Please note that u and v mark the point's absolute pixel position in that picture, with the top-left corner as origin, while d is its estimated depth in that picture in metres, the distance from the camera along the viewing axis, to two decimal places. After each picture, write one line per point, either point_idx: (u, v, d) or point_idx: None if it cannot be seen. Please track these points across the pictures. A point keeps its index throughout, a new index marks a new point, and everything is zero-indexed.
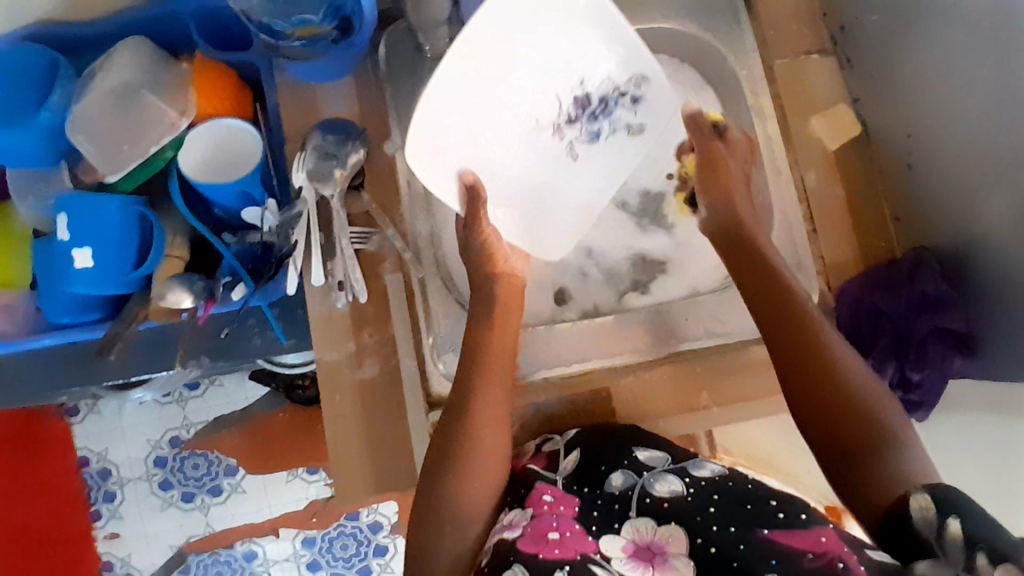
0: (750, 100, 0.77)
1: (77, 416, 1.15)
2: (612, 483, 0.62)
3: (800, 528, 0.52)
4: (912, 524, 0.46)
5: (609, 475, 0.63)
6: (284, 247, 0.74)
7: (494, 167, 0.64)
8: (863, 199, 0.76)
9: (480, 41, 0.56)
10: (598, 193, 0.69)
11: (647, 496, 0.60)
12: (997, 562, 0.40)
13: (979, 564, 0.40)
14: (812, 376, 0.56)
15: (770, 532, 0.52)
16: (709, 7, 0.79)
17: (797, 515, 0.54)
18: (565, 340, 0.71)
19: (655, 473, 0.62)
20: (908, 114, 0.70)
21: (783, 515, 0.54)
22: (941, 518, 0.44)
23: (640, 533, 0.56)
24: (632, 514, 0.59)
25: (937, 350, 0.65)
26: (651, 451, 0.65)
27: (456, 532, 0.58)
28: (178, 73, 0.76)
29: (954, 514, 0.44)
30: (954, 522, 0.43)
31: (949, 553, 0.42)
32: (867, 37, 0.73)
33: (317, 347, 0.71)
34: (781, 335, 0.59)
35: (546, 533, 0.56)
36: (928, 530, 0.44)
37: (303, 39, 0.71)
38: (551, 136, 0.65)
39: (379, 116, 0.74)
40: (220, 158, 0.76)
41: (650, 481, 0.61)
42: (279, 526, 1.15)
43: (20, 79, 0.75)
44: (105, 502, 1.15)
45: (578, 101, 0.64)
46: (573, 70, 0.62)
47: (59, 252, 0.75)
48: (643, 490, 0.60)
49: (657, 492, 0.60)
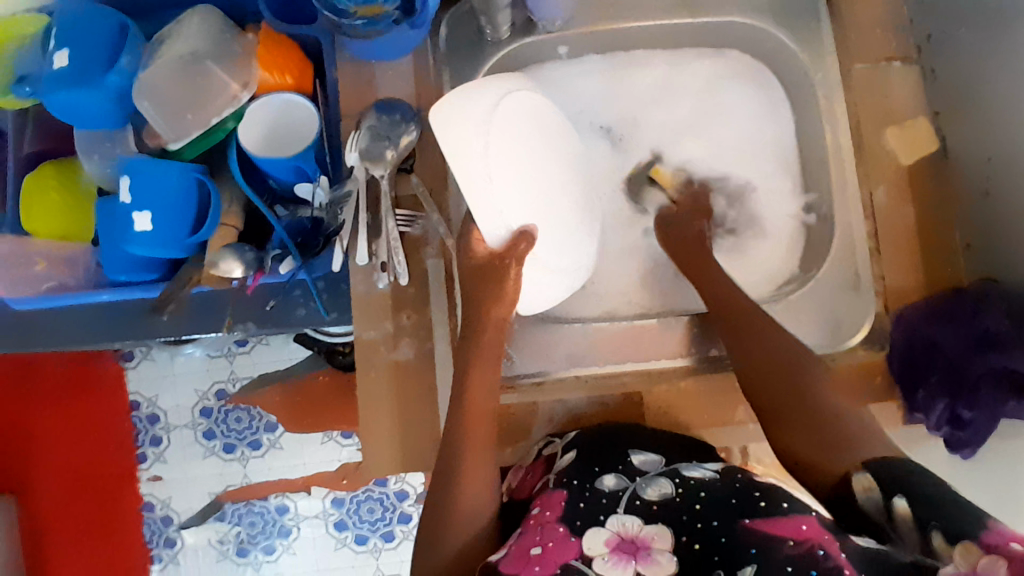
0: (821, 104, 0.73)
1: (131, 361, 1.21)
2: (605, 482, 0.60)
3: (780, 516, 0.51)
4: (857, 503, 0.52)
5: (602, 475, 0.60)
6: (332, 226, 0.77)
7: (537, 215, 0.61)
8: (935, 219, 0.71)
9: (546, 67, 0.78)
10: (578, 263, 0.68)
11: (637, 499, 0.57)
12: (950, 539, 0.45)
13: (934, 542, 0.46)
14: (783, 395, 0.59)
15: (751, 522, 0.52)
16: (788, 1, 0.75)
17: (778, 503, 0.53)
18: (599, 343, 0.71)
19: (647, 478, 0.59)
20: (994, 135, 0.65)
21: (765, 504, 0.53)
22: (889, 499, 0.50)
23: (625, 528, 0.55)
24: (619, 510, 0.56)
25: (989, 394, 0.60)
26: (646, 455, 0.63)
27: (468, 505, 0.59)
28: (245, 44, 0.77)
29: (899, 493, 0.49)
30: (899, 501, 0.49)
31: (903, 533, 0.48)
32: (958, 46, 0.68)
33: (358, 322, 0.71)
34: (757, 352, 0.61)
35: (527, 552, 0.53)
36: (879, 511, 0.50)
37: (364, 18, 0.70)
38: (574, 182, 0.67)
39: (435, 98, 0.74)
40: (277, 133, 0.78)
41: (642, 484, 0.59)
42: (311, 484, 1.19)
43: (88, 39, 0.77)
44: (152, 446, 1.21)
45: (609, 131, 0.77)
46: (617, 101, 0.78)
47: (120, 213, 0.78)
48: (634, 492, 0.58)
49: (647, 496, 0.57)
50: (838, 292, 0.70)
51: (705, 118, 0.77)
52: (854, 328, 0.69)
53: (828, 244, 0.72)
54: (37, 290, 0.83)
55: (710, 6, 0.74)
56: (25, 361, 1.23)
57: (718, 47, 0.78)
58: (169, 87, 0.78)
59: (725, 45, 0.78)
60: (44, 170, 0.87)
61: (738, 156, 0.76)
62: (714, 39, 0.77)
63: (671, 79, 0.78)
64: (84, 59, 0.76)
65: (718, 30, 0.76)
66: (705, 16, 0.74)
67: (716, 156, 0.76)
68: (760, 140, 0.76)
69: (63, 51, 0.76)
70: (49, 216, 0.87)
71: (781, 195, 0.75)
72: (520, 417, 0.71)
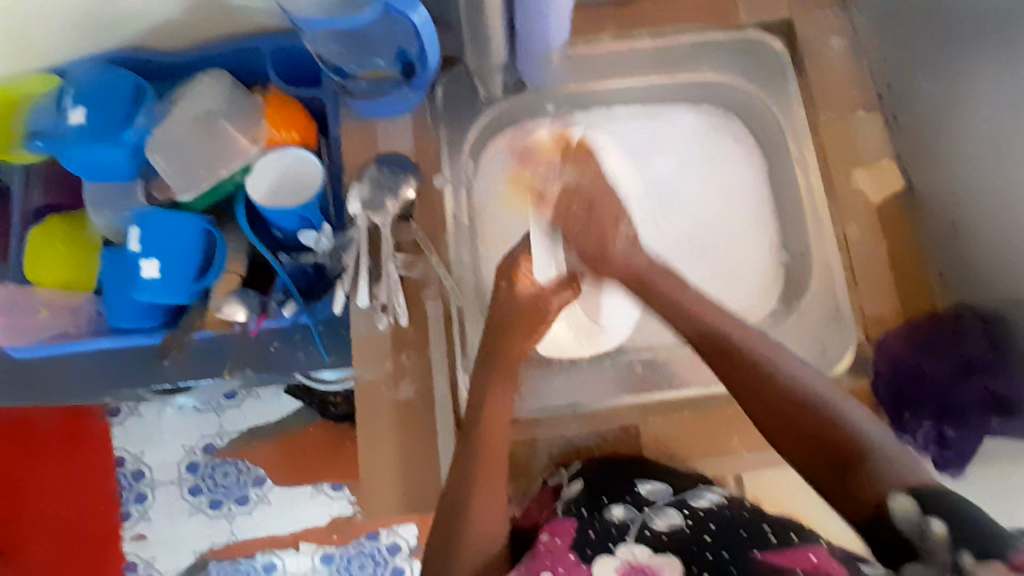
0: (791, 150, 0.79)
1: (118, 416, 1.21)
2: (613, 512, 0.65)
3: (790, 548, 0.57)
4: (891, 523, 0.45)
5: (610, 505, 0.65)
6: (335, 270, 0.80)
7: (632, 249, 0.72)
8: (906, 254, 0.74)
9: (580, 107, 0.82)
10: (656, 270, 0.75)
11: (647, 529, 0.63)
12: (981, 559, 0.40)
13: (963, 563, 0.40)
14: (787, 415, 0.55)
15: (762, 554, 0.57)
16: (757, 60, 0.81)
17: (788, 536, 0.59)
18: (588, 381, 0.74)
19: (657, 507, 0.64)
20: (954, 173, 0.70)
21: (774, 536, 0.59)
22: (924, 518, 0.44)
23: (634, 556, 0.61)
24: (629, 540, 0.62)
25: (975, 409, 0.64)
26: (654, 483, 0.66)
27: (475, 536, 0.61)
28: (253, 103, 0.82)
29: (936, 516, 0.43)
30: (936, 523, 0.43)
31: (932, 554, 0.42)
32: (916, 95, 0.74)
33: (358, 366, 0.73)
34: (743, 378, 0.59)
35: None
36: (911, 530, 0.44)
37: (369, 81, 0.79)
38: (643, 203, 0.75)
39: (433, 149, 0.79)
40: (283, 184, 0.80)
41: (651, 515, 0.64)
42: (300, 540, 1.17)
43: (105, 101, 0.81)
44: (136, 503, 1.18)
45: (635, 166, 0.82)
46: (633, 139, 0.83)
47: (130, 263, 0.81)
48: (643, 523, 0.63)
49: (657, 526, 0.63)
50: (820, 322, 0.73)
51: (691, 164, 0.82)
52: (840, 352, 0.71)
53: (807, 281, 0.76)
54: (38, 339, 0.84)
55: (687, 67, 0.82)
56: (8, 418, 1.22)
57: (693, 101, 0.84)
58: (180, 143, 0.82)
59: (702, 100, 0.84)
60: (52, 223, 0.90)
61: (717, 205, 0.81)
62: (690, 94, 0.84)
63: (658, 126, 0.83)
64: (102, 118, 0.80)
65: (694, 85, 0.83)
66: (683, 74, 0.82)
67: (695, 199, 0.81)
68: (737, 181, 0.82)
69: (79, 108, 0.80)
70: (54, 267, 0.89)
71: (759, 236, 0.80)
72: (518, 452, 0.72)
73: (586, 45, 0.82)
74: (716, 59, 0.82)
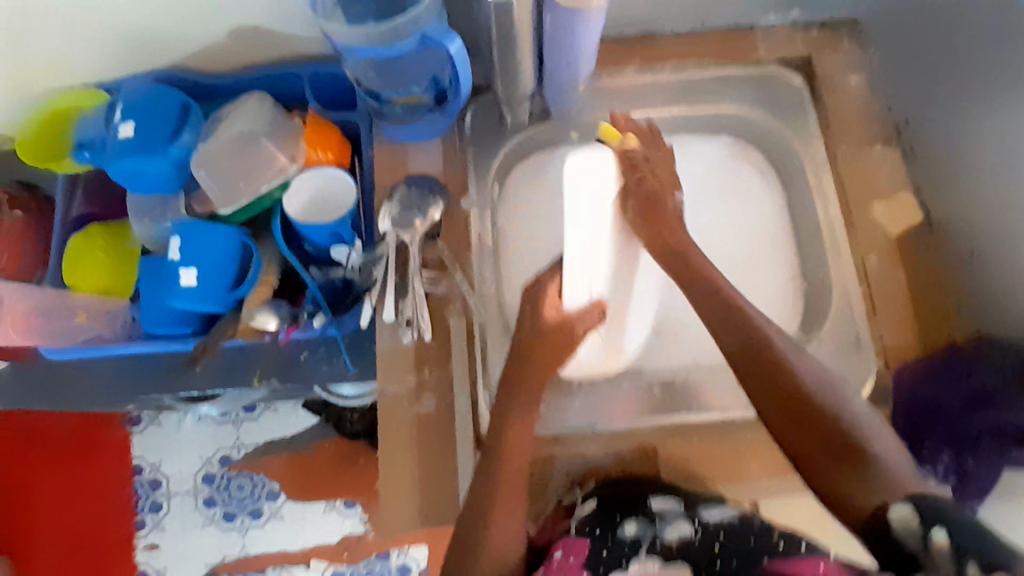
0: (810, 182, 0.81)
1: (138, 425, 1.24)
2: (626, 529, 0.67)
3: (797, 557, 0.61)
4: (895, 534, 0.49)
5: (624, 522, 0.67)
6: (364, 285, 0.83)
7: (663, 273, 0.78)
8: (924, 285, 0.75)
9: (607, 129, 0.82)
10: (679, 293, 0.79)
11: (658, 540, 0.66)
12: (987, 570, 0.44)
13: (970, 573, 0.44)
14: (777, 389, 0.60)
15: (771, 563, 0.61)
16: (775, 96, 0.84)
17: (796, 546, 0.62)
18: (604, 400, 0.75)
19: (668, 521, 0.67)
20: (972, 206, 0.72)
21: (782, 546, 0.63)
22: (928, 529, 0.47)
23: (645, 569, 0.64)
24: (640, 553, 0.65)
25: (993, 443, 0.65)
26: (665, 500, 0.69)
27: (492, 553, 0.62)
28: (293, 124, 0.87)
29: (940, 525, 0.47)
30: (940, 532, 0.47)
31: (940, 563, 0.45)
32: (932, 132, 0.77)
33: (381, 378, 0.75)
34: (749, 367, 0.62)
35: None
36: (916, 541, 0.48)
37: (404, 106, 0.83)
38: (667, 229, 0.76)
39: (460, 172, 0.82)
40: (320, 201, 0.86)
41: (661, 528, 0.67)
42: (311, 556, 1.18)
43: (152, 117, 0.86)
44: (151, 512, 1.21)
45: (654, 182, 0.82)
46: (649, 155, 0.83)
47: (169, 271, 0.85)
48: (655, 535, 0.67)
49: (668, 537, 0.66)
50: (837, 351, 0.74)
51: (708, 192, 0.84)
52: (860, 382, 0.72)
53: (824, 309, 0.77)
54: (75, 341, 0.88)
55: (705, 100, 0.85)
56: (28, 424, 1.26)
57: (714, 131, 0.87)
58: (223, 160, 0.86)
59: (720, 131, 0.87)
60: (93, 231, 0.94)
61: (734, 233, 0.82)
62: (708, 125, 0.86)
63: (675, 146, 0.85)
64: (149, 132, 0.85)
65: (713, 118, 0.86)
66: (700, 106, 0.85)
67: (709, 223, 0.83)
68: (755, 210, 0.83)
69: (129, 122, 0.85)
70: (92, 274, 0.93)
71: (776, 263, 0.81)
72: (536, 469, 0.73)
73: (609, 75, 0.86)
74: (735, 93, 0.85)
